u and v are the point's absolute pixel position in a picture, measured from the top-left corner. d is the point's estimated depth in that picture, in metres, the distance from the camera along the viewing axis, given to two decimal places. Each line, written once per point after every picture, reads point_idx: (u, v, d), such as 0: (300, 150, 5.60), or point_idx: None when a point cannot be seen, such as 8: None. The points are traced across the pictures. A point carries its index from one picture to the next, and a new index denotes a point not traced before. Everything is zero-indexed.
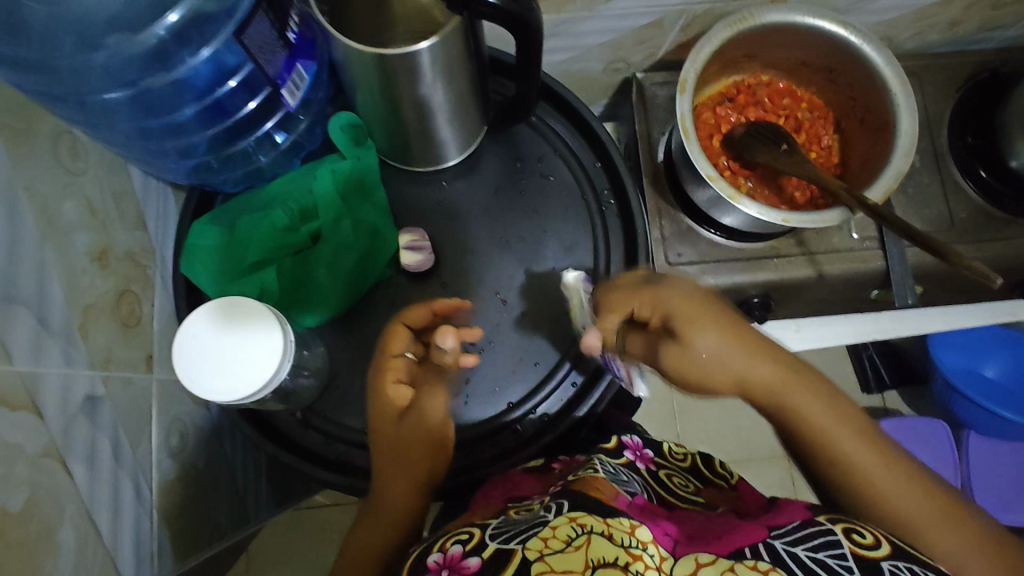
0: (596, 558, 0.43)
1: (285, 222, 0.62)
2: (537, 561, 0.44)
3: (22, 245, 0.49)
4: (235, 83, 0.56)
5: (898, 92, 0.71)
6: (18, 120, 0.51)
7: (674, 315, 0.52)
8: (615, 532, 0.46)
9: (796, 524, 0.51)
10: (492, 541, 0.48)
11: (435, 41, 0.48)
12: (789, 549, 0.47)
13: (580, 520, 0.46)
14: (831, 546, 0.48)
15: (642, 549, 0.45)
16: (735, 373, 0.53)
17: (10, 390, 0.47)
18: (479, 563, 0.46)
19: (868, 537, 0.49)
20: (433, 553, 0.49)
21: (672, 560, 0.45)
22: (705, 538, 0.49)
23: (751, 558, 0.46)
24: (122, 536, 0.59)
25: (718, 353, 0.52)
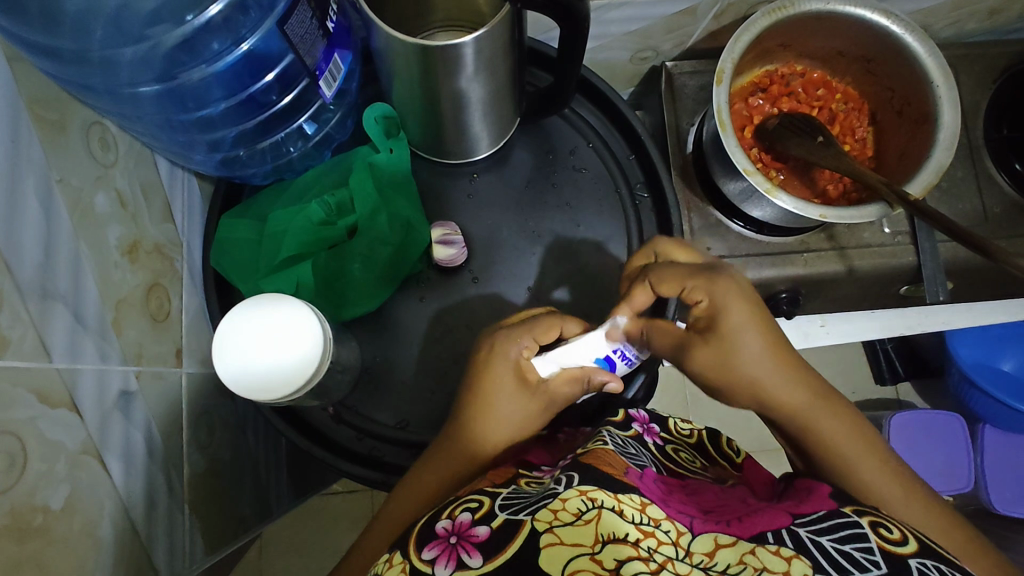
0: (606, 532, 0.40)
1: (321, 216, 0.61)
2: (546, 532, 0.41)
3: (57, 240, 0.49)
4: (271, 78, 0.56)
5: (940, 84, 0.69)
6: (51, 111, 0.49)
7: (723, 312, 0.50)
8: (626, 508, 0.42)
9: (821, 512, 0.45)
10: (500, 511, 0.45)
11: (482, 33, 0.47)
12: (813, 538, 0.41)
13: (592, 493, 0.42)
14: (858, 539, 0.42)
15: (655, 526, 0.41)
16: (763, 375, 0.52)
17: (50, 388, 0.46)
18: (489, 533, 0.43)
19: (896, 533, 0.43)
20: (442, 519, 0.46)
21: (690, 535, 0.42)
22: (725, 520, 0.44)
23: (773, 544, 0.41)
24: (157, 530, 0.59)
25: (758, 359, 0.51)
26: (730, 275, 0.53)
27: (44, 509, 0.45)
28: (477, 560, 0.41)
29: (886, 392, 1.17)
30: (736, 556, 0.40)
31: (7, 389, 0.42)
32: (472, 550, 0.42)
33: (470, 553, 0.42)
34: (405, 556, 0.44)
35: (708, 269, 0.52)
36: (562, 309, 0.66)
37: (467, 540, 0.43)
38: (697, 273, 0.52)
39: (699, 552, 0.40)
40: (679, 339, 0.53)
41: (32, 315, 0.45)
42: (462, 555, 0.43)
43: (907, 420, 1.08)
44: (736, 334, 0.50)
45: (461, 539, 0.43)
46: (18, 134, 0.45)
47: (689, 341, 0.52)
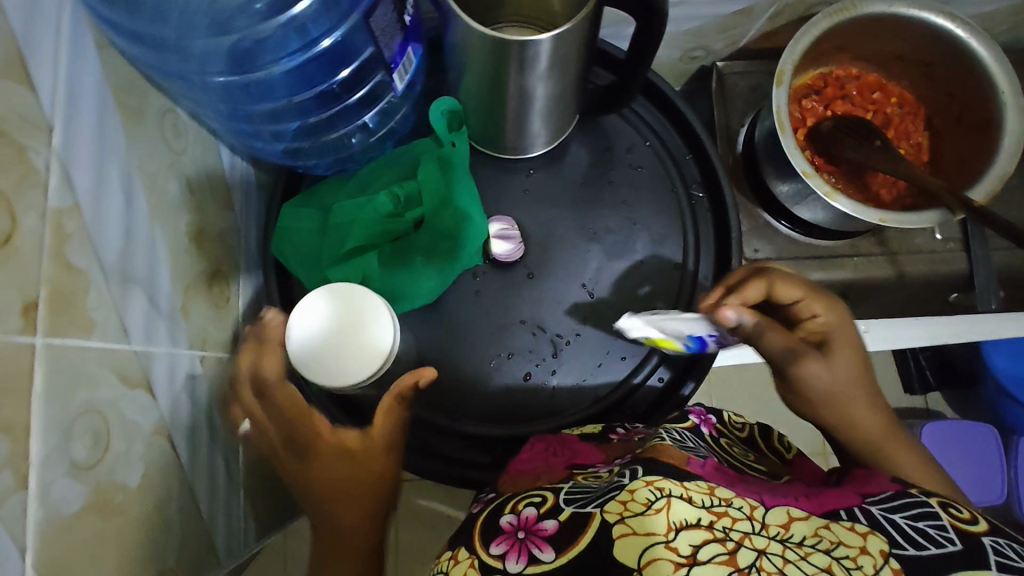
0: (679, 520, 0.38)
1: (388, 209, 0.61)
2: (618, 523, 0.39)
3: (136, 226, 0.50)
4: (346, 73, 0.56)
5: (1007, 90, 0.68)
6: (132, 98, 0.50)
7: (834, 332, 0.56)
8: (694, 493, 0.40)
9: (887, 493, 0.44)
10: (567, 504, 0.45)
11: (561, 30, 0.46)
12: (887, 516, 0.41)
13: (659, 483, 0.40)
14: (929, 516, 0.40)
15: (726, 506, 0.40)
16: (845, 390, 0.55)
17: (129, 369, 0.47)
18: (557, 527, 0.43)
19: (967, 512, 0.41)
20: (507, 515, 0.46)
21: (763, 509, 0.41)
22: (793, 496, 0.44)
23: (848, 520, 0.41)
24: (217, 512, 0.60)
25: (847, 376, 0.55)
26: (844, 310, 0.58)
27: (123, 488, 0.46)
28: (549, 553, 0.41)
29: (915, 399, 1.16)
30: (811, 528, 0.39)
31: (93, 370, 0.43)
32: (541, 543, 0.43)
33: (540, 546, 0.42)
34: (471, 552, 0.44)
35: (834, 296, 0.57)
36: (617, 306, 0.66)
37: (535, 534, 0.43)
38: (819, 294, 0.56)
39: (775, 525, 0.39)
40: (792, 347, 0.54)
41: (115, 298, 0.46)
42: (532, 549, 0.43)
43: (943, 428, 1.07)
44: (837, 355, 0.55)
45: (529, 533, 0.44)
46: (104, 120, 0.46)
47: (797, 349, 0.54)
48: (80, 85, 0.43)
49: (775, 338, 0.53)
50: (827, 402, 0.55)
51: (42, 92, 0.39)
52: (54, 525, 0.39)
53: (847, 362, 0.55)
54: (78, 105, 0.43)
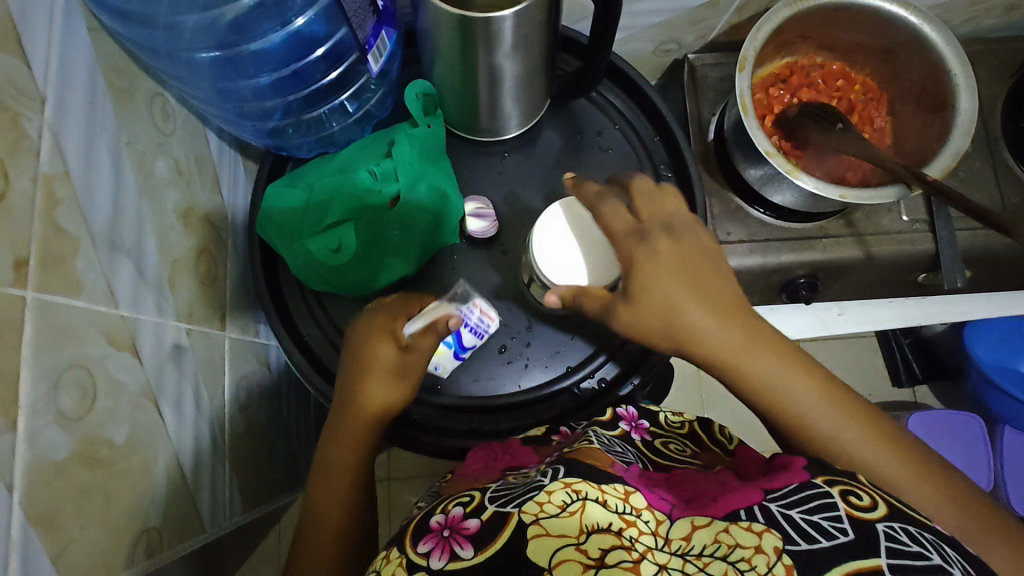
0: (591, 523, 0.42)
1: (367, 182, 0.63)
2: (533, 524, 0.43)
3: (124, 198, 0.52)
4: (321, 53, 0.60)
5: (959, 72, 0.71)
6: (122, 79, 0.53)
7: (658, 282, 0.49)
8: (610, 498, 0.44)
9: (792, 486, 0.45)
10: (491, 504, 0.47)
11: (521, 8, 0.50)
12: (784, 511, 0.42)
13: (576, 486, 0.45)
14: (828, 509, 0.42)
15: (636, 516, 0.44)
16: (698, 323, 0.49)
17: (117, 330, 0.50)
18: (479, 525, 0.45)
19: (866, 499, 0.43)
20: (437, 514, 0.48)
21: (669, 522, 0.43)
22: (700, 502, 0.45)
23: (746, 520, 0.42)
24: (203, 480, 0.62)
25: (706, 334, 0.49)
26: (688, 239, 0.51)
27: (109, 443, 0.48)
28: (469, 551, 0.44)
29: (903, 393, 1.19)
30: (710, 535, 0.41)
31: (80, 327, 0.46)
32: (462, 542, 0.45)
33: (462, 544, 0.45)
34: (401, 552, 0.46)
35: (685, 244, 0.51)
36: None
37: (458, 533, 0.46)
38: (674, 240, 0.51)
39: (678, 538, 0.42)
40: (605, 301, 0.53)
41: (102, 263, 0.49)
42: (455, 547, 0.45)
43: (922, 420, 1.09)
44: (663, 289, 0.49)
45: (453, 532, 0.46)
46: (95, 98, 0.49)
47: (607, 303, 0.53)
48: (71, 62, 0.47)
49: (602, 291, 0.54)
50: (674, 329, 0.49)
51: (35, 65, 0.42)
52: (43, 468, 0.41)
53: (671, 286, 0.49)
54: (69, 80, 0.46)
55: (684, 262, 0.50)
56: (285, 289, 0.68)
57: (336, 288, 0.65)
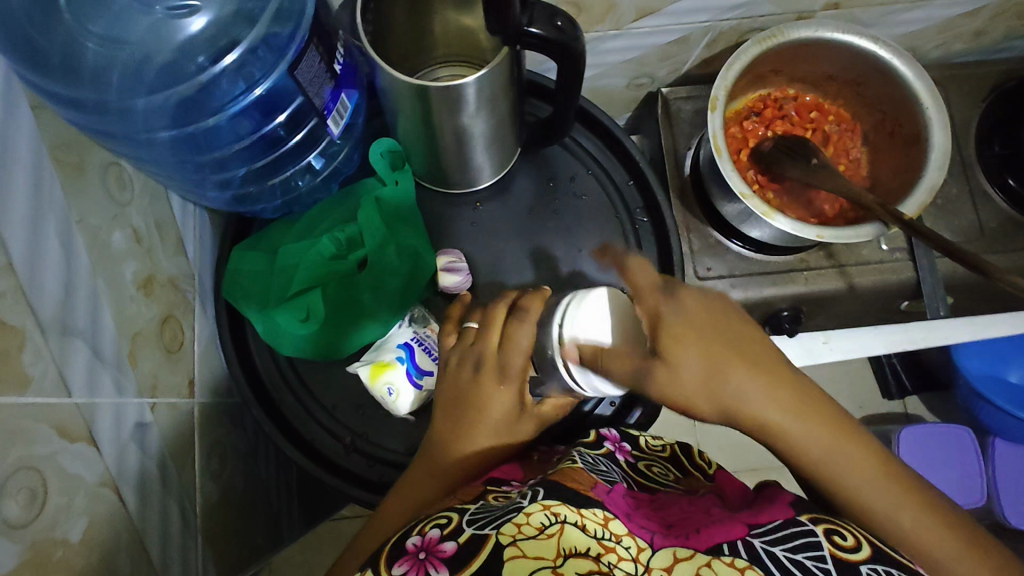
0: (567, 547, 0.40)
1: (332, 251, 0.62)
2: (509, 546, 0.40)
3: (76, 279, 0.50)
4: (283, 118, 0.58)
5: (930, 106, 0.71)
6: (72, 154, 0.51)
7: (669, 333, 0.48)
8: (588, 522, 0.42)
9: (778, 522, 0.45)
10: (469, 526, 0.43)
11: (482, 74, 0.49)
12: (769, 548, 0.42)
13: (555, 508, 0.43)
14: (811, 547, 0.42)
15: (616, 542, 0.42)
16: (723, 385, 0.48)
17: (71, 422, 0.47)
18: (456, 548, 0.42)
19: (851, 540, 0.44)
20: (413, 536, 0.44)
21: (650, 551, 0.42)
22: (684, 531, 0.45)
23: (729, 555, 0.41)
24: (172, 561, 0.59)
25: (708, 380, 0.47)
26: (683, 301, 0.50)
27: (63, 543, 0.46)
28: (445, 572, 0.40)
29: (893, 405, 1.18)
30: (692, 568, 0.40)
31: (28, 426, 0.43)
32: (438, 564, 0.41)
33: (437, 566, 0.41)
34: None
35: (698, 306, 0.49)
36: None
37: (434, 555, 0.41)
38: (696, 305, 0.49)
39: (658, 567, 0.41)
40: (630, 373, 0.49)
41: (53, 352, 0.46)
42: (429, 570, 0.41)
43: (916, 434, 1.08)
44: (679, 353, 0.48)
45: (430, 554, 0.42)
46: (40, 179, 0.47)
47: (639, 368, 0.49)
48: (14, 147, 0.45)
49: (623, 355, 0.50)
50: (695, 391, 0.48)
51: None
52: None
53: (686, 342, 0.48)
54: (11, 164, 0.44)
55: (706, 327, 0.48)
56: (255, 353, 0.66)
57: (308, 355, 0.63)
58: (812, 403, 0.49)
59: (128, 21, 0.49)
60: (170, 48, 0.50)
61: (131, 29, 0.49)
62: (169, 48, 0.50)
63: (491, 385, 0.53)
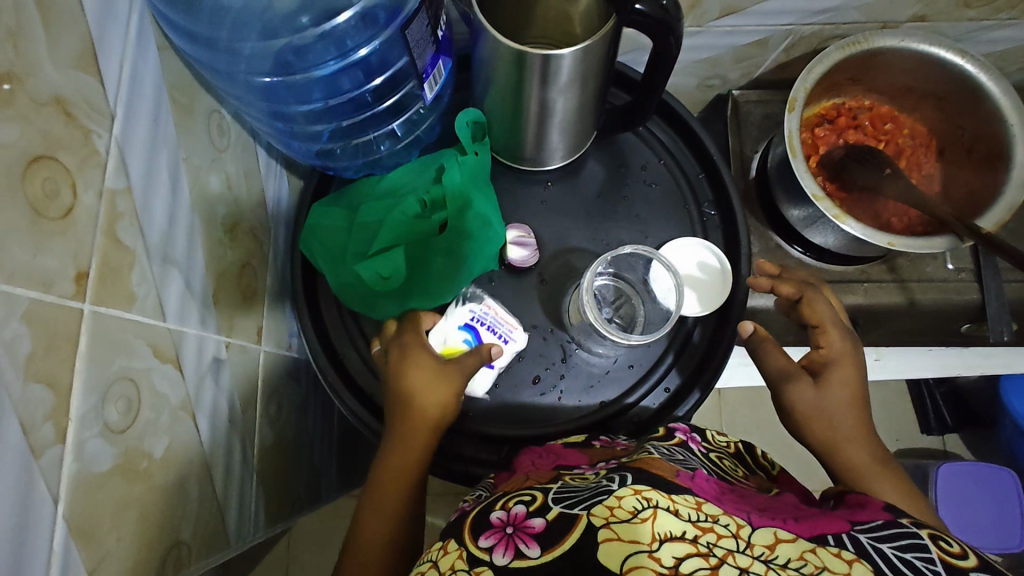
0: (662, 531, 0.39)
1: (416, 210, 0.65)
2: (602, 527, 0.40)
3: (178, 213, 0.53)
4: (379, 81, 0.62)
5: (1016, 123, 0.70)
6: (184, 95, 0.54)
7: (835, 360, 0.57)
8: (680, 507, 0.41)
9: (878, 521, 0.43)
10: (555, 503, 0.44)
11: (581, 47, 0.50)
12: (874, 544, 0.40)
13: (646, 493, 0.41)
14: (916, 547, 0.40)
15: (713, 522, 0.41)
16: (832, 418, 0.55)
17: (163, 343, 0.50)
18: (544, 525, 0.43)
19: (956, 546, 0.41)
20: (497, 511, 0.46)
21: (750, 528, 0.41)
22: (783, 518, 0.44)
23: (834, 547, 0.40)
24: (231, 495, 0.62)
25: (826, 407, 0.56)
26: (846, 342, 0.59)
27: (148, 456, 0.48)
28: (535, 550, 0.41)
29: (933, 438, 1.15)
30: (797, 551, 0.39)
31: (130, 339, 0.46)
32: (528, 540, 0.42)
33: (527, 542, 0.42)
34: (461, 544, 0.44)
35: (854, 340, 0.59)
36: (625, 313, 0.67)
37: (522, 531, 0.43)
38: (841, 326, 0.59)
39: (759, 545, 0.40)
40: (786, 369, 0.58)
41: (154, 276, 0.49)
42: (519, 545, 0.42)
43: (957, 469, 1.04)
44: (834, 384, 0.56)
45: (517, 529, 0.43)
46: (158, 113, 0.50)
47: (792, 371, 0.58)
48: (140, 81, 0.48)
49: (778, 358, 0.59)
50: (811, 415, 0.56)
51: (109, 84, 0.44)
52: (87, 480, 0.41)
53: (843, 379, 0.56)
54: (138, 97, 0.47)
55: (842, 362, 0.57)
56: (324, 306, 0.68)
57: (372, 310, 0.66)
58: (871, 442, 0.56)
59: None
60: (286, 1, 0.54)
61: None
62: (285, 1, 0.54)
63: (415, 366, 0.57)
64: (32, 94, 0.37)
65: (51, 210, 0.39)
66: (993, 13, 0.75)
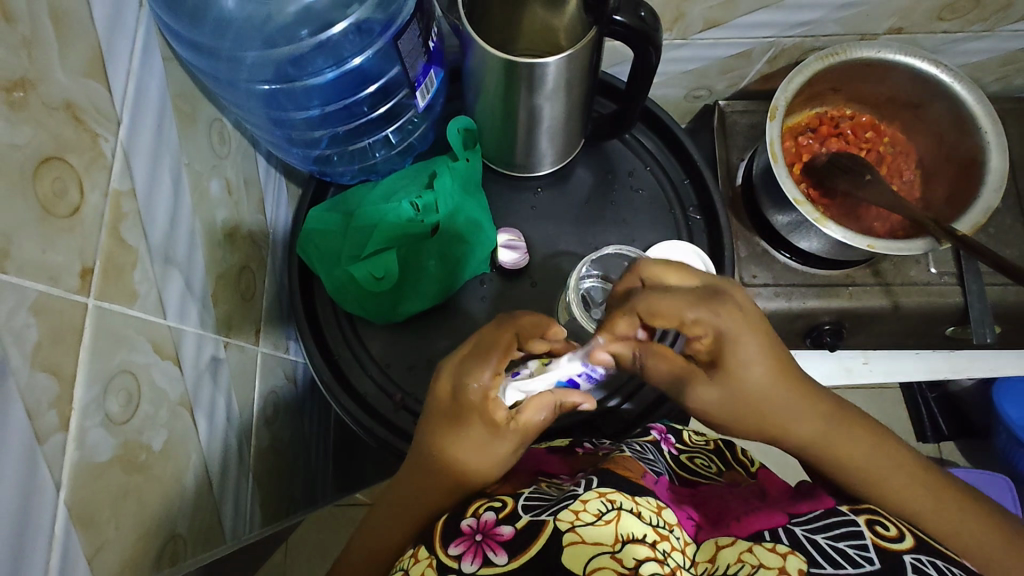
0: (625, 533, 0.43)
1: (409, 214, 0.67)
2: (568, 531, 0.44)
3: (179, 216, 0.55)
4: (372, 89, 0.65)
5: (989, 130, 0.73)
6: (187, 104, 0.57)
7: (727, 345, 0.47)
8: (643, 510, 0.46)
9: (818, 511, 0.49)
10: (525, 512, 0.47)
11: (564, 55, 0.53)
12: (810, 536, 0.46)
13: (610, 495, 0.46)
14: (852, 535, 0.46)
15: (668, 530, 0.46)
16: (795, 419, 0.50)
17: (162, 340, 0.52)
18: (513, 533, 0.45)
19: (891, 530, 0.47)
20: (467, 517, 0.47)
21: (695, 544, 0.47)
22: (728, 521, 0.49)
23: (770, 541, 0.46)
24: (227, 494, 0.63)
25: (784, 408, 0.49)
26: (728, 308, 0.47)
27: (147, 448, 0.50)
28: (503, 558, 0.44)
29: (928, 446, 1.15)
30: (737, 553, 0.45)
31: (131, 334, 0.48)
32: (496, 547, 0.45)
33: (495, 550, 0.44)
34: (431, 552, 0.46)
35: (721, 295, 0.47)
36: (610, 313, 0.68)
37: (491, 538, 0.45)
38: (704, 299, 0.47)
39: (704, 560, 0.46)
40: (675, 372, 0.51)
41: (155, 275, 0.51)
42: (487, 552, 0.44)
43: None
44: (737, 373, 0.48)
45: (486, 536, 0.45)
46: (162, 121, 0.53)
47: (687, 372, 0.50)
48: (145, 90, 0.50)
49: (665, 360, 0.51)
50: (737, 414, 0.50)
51: (115, 90, 0.46)
52: (87, 468, 0.43)
53: (759, 367, 0.48)
54: (142, 105, 0.50)
55: (743, 339, 0.46)
56: (319, 309, 0.70)
57: (365, 312, 0.67)
58: (842, 411, 0.52)
59: None
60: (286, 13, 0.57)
61: None
62: (286, 14, 0.57)
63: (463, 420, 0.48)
64: (44, 98, 0.40)
65: (59, 208, 0.41)
66: (966, 25, 0.79)
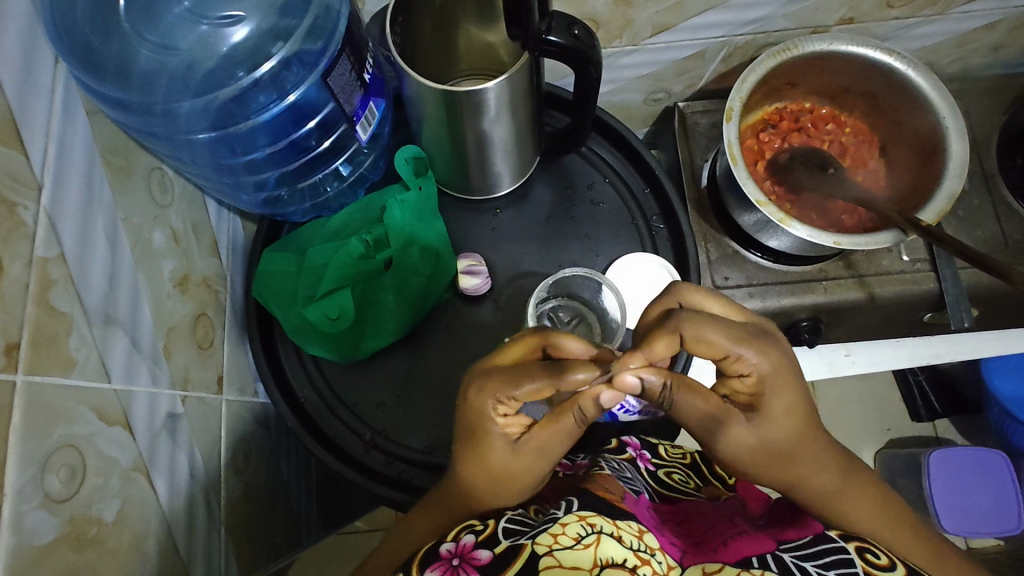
0: (604, 557, 0.41)
1: (361, 250, 0.66)
2: (546, 555, 0.41)
3: (119, 272, 0.53)
4: (313, 125, 0.63)
5: (947, 114, 0.72)
6: (119, 158, 0.55)
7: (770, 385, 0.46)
8: (624, 534, 0.44)
9: (808, 538, 0.47)
10: (505, 537, 0.45)
11: (502, 79, 0.51)
12: (798, 563, 0.44)
13: (590, 519, 0.44)
14: (843, 564, 0.44)
15: (650, 554, 0.43)
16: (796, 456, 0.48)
17: (109, 406, 0.50)
18: (490, 557, 0.43)
19: (883, 558, 0.45)
20: (446, 542, 0.46)
21: (680, 568, 0.44)
22: (715, 547, 0.47)
23: (758, 568, 0.43)
24: (196, 552, 0.61)
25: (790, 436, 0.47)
26: (772, 348, 0.46)
27: (97, 521, 0.48)
28: None
29: (922, 427, 1.13)
30: None
31: (71, 406, 0.46)
32: (472, 571, 0.43)
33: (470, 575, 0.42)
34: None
35: (768, 335, 0.46)
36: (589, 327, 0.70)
37: (467, 562, 0.43)
38: (749, 336, 0.45)
39: None
40: (713, 413, 0.47)
41: (95, 339, 0.49)
42: None
43: (946, 457, 1.03)
44: (776, 408, 0.47)
45: (463, 561, 0.44)
46: (92, 176, 0.50)
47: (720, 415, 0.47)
48: (69, 146, 0.48)
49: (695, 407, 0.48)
50: (759, 455, 0.48)
51: (33, 154, 0.44)
52: (28, 553, 0.41)
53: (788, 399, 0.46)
54: (67, 166, 0.47)
55: (781, 378, 0.46)
56: (281, 351, 0.68)
57: (326, 354, 0.66)
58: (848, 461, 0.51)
59: (178, 34, 0.55)
60: (214, 57, 0.56)
61: (182, 40, 0.55)
62: (213, 57, 0.56)
63: (499, 449, 0.47)
64: None
65: None
66: (917, 10, 0.78)
